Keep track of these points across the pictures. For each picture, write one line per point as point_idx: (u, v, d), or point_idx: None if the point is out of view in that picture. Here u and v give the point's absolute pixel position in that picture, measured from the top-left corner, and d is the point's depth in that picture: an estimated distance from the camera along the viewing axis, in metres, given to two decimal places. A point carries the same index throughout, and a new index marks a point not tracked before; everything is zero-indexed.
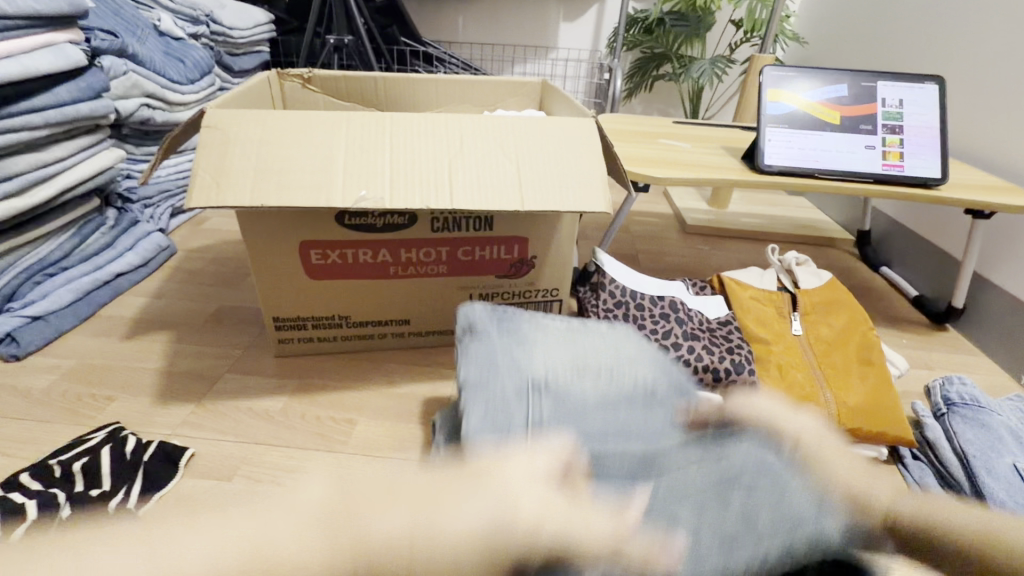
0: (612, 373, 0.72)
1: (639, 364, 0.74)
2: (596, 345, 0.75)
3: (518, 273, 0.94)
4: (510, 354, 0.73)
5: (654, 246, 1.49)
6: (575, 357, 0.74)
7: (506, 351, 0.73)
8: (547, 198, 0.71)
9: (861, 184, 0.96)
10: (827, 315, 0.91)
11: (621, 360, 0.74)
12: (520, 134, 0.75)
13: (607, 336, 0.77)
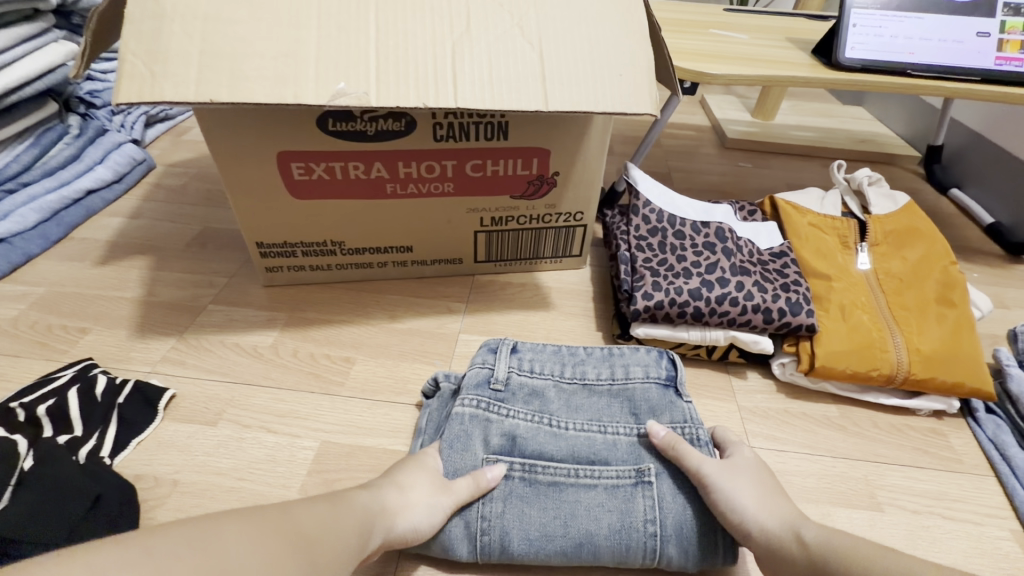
0: (614, 431, 0.60)
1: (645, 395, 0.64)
2: (610, 403, 0.63)
3: (537, 193, 0.80)
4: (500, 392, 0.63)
5: (690, 162, 1.32)
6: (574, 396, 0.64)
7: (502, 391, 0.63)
8: (578, 96, 0.55)
9: (967, 83, 0.77)
10: (901, 247, 0.77)
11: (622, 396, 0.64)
12: (546, 10, 0.58)
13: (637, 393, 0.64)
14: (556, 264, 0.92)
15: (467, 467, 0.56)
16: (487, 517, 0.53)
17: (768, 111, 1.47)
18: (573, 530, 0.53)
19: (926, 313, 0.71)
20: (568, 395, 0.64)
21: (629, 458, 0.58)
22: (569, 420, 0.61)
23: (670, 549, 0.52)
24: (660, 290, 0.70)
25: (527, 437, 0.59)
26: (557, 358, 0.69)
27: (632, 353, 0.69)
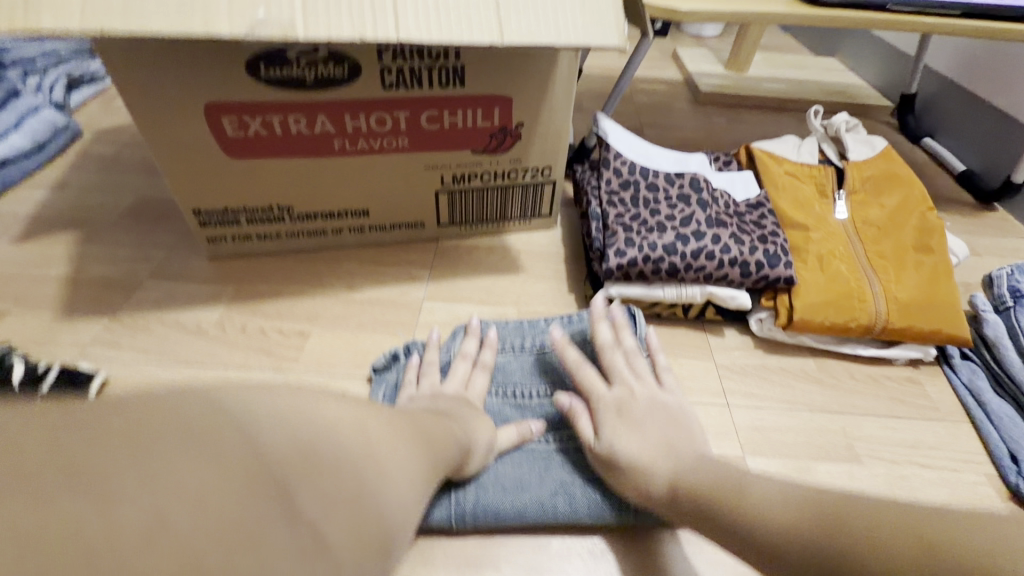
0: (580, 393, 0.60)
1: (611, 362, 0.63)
2: None
3: (501, 147, 0.74)
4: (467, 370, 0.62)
5: (664, 117, 1.27)
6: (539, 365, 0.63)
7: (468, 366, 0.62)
8: (540, 25, 0.50)
9: (947, 18, 0.74)
10: (879, 194, 0.75)
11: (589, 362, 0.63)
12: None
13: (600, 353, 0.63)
14: (524, 225, 0.87)
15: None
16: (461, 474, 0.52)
17: (741, 62, 1.42)
18: (548, 484, 0.52)
19: (904, 262, 0.69)
20: (532, 363, 0.63)
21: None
22: (533, 389, 0.61)
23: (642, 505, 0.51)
24: (633, 246, 0.66)
25: (493, 410, 0.58)
26: (520, 332, 0.66)
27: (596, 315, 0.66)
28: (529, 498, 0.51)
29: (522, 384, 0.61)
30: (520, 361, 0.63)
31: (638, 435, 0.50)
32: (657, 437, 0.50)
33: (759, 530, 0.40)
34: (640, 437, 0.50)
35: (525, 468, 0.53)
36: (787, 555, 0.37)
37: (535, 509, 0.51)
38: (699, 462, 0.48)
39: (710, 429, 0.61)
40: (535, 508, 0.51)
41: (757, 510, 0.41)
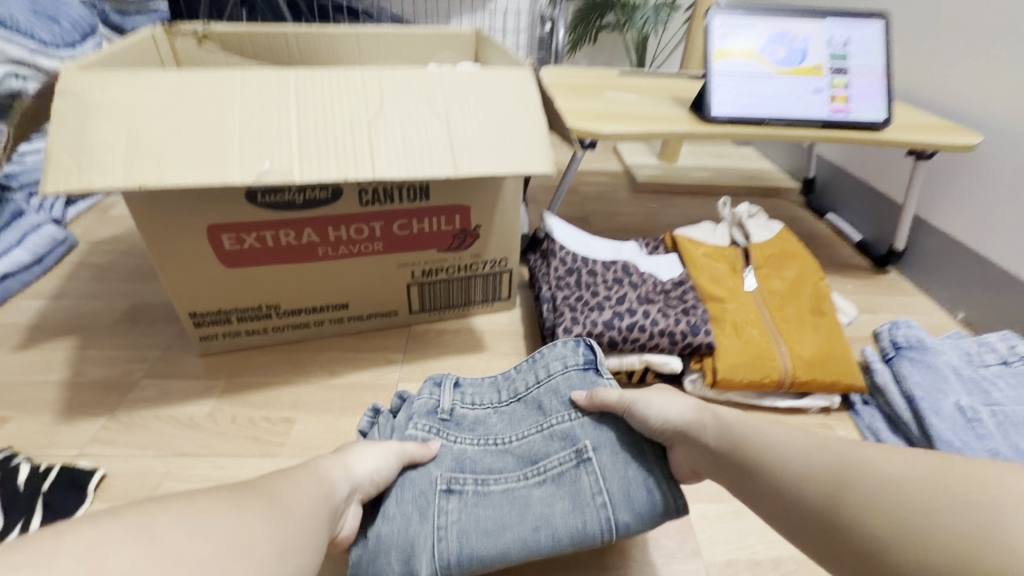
0: (548, 427, 0.64)
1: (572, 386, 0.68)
2: (542, 404, 0.67)
3: (462, 245, 0.87)
4: (444, 423, 0.67)
5: (607, 205, 1.45)
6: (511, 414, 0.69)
7: (444, 420, 0.68)
8: (484, 159, 0.64)
9: (810, 130, 0.93)
10: (780, 268, 0.90)
11: (555, 389, 0.68)
12: (445, 90, 0.66)
13: (560, 384, 0.68)
14: (487, 308, 0.98)
15: (416, 496, 0.58)
16: (444, 525, 0.55)
17: (670, 155, 1.65)
18: (528, 518, 0.55)
19: (804, 324, 0.82)
20: (507, 413, 0.70)
21: (567, 442, 0.61)
22: (508, 437, 0.66)
23: (624, 518, 0.55)
24: (578, 323, 0.77)
25: (471, 458, 0.63)
26: (493, 388, 0.74)
27: (551, 351, 0.73)
28: (512, 534, 0.54)
29: (499, 434, 0.66)
30: (497, 415, 0.69)
31: (677, 411, 0.55)
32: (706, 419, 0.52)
33: (781, 489, 0.44)
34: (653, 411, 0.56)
35: (506, 508, 0.57)
36: (806, 520, 0.41)
37: (517, 544, 0.54)
38: (737, 427, 0.50)
39: None
40: (517, 543, 0.54)
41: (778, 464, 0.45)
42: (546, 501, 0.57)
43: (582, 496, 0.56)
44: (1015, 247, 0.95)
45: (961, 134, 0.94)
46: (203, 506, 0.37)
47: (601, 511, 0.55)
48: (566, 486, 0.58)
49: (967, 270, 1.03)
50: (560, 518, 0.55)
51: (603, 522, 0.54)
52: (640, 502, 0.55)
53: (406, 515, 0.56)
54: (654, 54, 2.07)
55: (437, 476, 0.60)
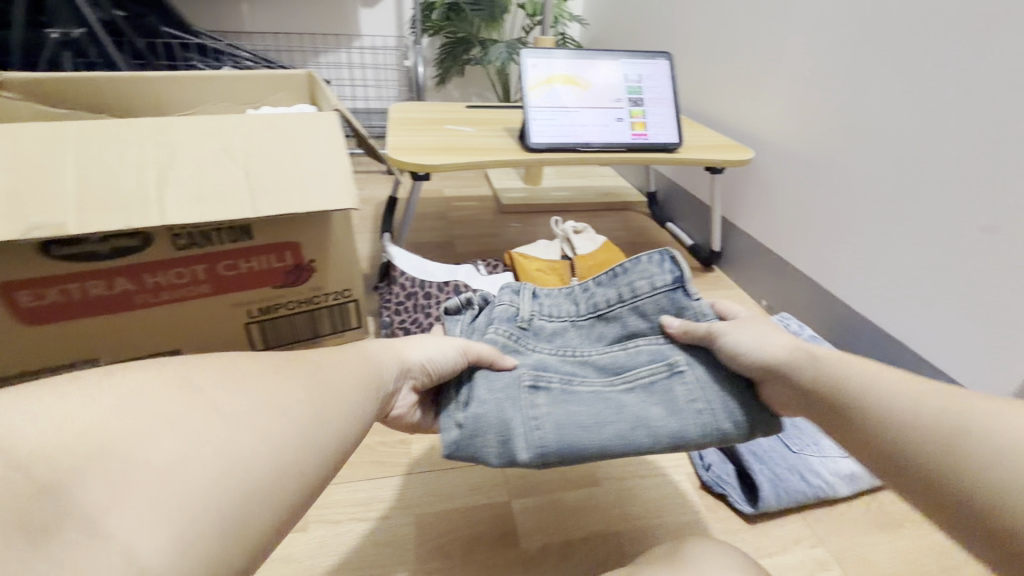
0: (634, 342, 0.63)
1: (640, 302, 0.63)
2: (622, 320, 0.64)
3: (298, 280, 0.89)
4: (523, 329, 0.64)
5: (472, 229, 1.53)
6: (578, 325, 0.65)
7: (532, 322, 0.64)
8: (286, 199, 0.67)
9: (617, 152, 1.06)
10: (601, 276, 1.01)
11: (628, 301, 0.63)
12: (243, 135, 0.68)
13: (647, 304, 0.63)
14: (338, 337, 1.00)
15: (506, 386, 0.58)
16: (537, 418, 0.55)
17: (533, 178, 1.77)
18: (625, 416, 0.56)
19: None
20: (588, 328, 0.65)
21: (656, 355, 0.60)
22: (588, 349, 0.64)
23: (688, 432, 0.56)
24: None
25: (551, 364, 0.61)
26: (571, 298, 0.67)
27: (634, 263, 0.64)
28: (624, 432, 0.55)
29: (579, 346, 0.63)
30: (577, 329, 0.65)
31: (753, 335, 0.56)
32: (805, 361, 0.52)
33: (874, 432, 0.43)
34: (746, 351, 0.55)
35: (587, 416, 0.56)
36: (910, 477, 0.40)
37: (605, 446, 0.55)
38: (810, 361, 0.52)
39: (484, 485, 0.74)
40: (615, 440, 0.55)
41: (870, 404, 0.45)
42: (644, 400, 0.58)
43: (670, 400, 0.57)
44: (788, 239, 1.13)
45: (738, 151, 1.12)
46: (258, 376, 0.37)
47: (663, 421, 0.56)
48: (659, 392, 0.58)
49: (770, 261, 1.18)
50: (658, 418, 0.56)
51: (677, 429, 0.56)
52: (659, 419, 0.56)
53: (527, 411, 0.56)
54: (518, 86, 2.22)
55: (513, 384, 0.58)
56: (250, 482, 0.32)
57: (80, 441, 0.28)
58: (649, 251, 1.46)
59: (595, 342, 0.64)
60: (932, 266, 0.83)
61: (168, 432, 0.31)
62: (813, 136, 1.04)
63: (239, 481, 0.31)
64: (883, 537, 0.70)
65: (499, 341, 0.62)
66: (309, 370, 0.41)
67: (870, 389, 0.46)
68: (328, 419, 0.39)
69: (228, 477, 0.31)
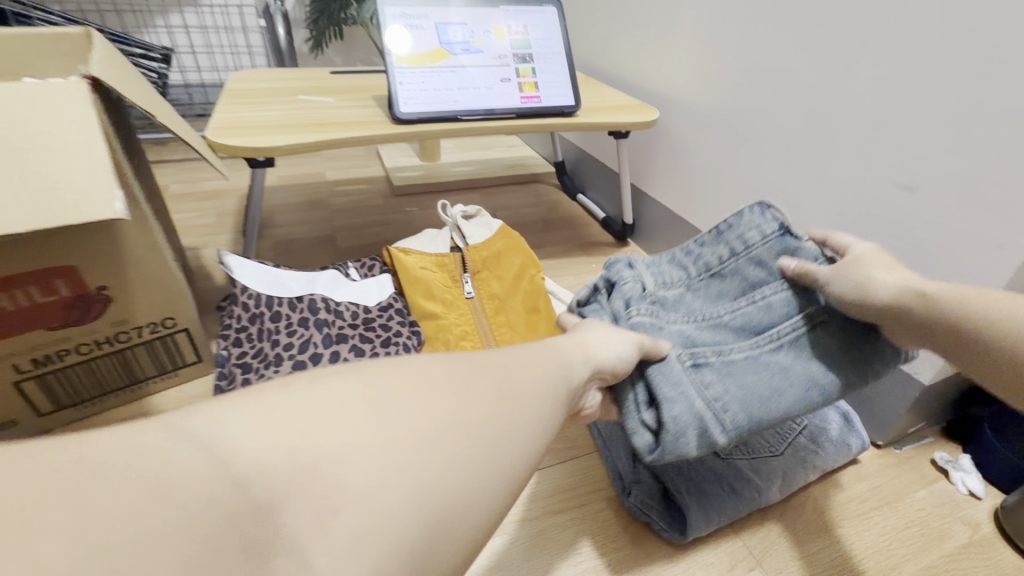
0: (760, 292, 0.53)
1: (744, 259, 0.54)
2: (728, 276, 0.55)
3: (89, 315, 0.66)
4: (648, 299, 0.55)
5: (359, 217, 1.32)
6: (699, 282, 0.56)
7: (651, 294, 0.56)
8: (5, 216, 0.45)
9: (505, 120, 0.89)
10: (499, 268, 0.85)
11: (739, 255, 0.54)
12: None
13: (760, 253, 0.54)
14: (173, 379, 0.79)
15: (671, 373, 0.50)
16: (717, 397, 0.49)
17: (430, 153, 1.57)
18: (796, 379, 0.50)
19: (520, 327, 0.79)
20: (705, 287, 0.56)
21: (789, 306, 0.52)
22: (715, 310, 0.54)
23: (836, 392, 0.50)
24: (249, 389, 0.64)
25: (692, 331, 0.53)
26: (679, 264, 0.58)
27: (738, 218, 0.55)
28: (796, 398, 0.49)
29: (704, 307, 0.54)
30: (695, 289, 0.56)
31: (875, 271, 0.48)
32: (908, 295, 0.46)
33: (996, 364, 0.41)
34: (852, 296, 0.48)
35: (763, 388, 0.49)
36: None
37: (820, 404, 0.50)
38: (937, 288, 0.45)
39: None
40: (818, 398, 0.50)
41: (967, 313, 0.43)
42: (801, 358, 0.50)
43: (824, 354, 0.51)
44: (700, 208, 1.04)
45: (641, 112, 0.99)
46: (436, 379, 0.32)
47: (818, 383, 0.50)
48: (811, 346, 0.51)
49: (682, 233, 1.10)
50: (822, 377, 0.50)
51: (822, 393, 0.50)
52: (823, 378, 0.50)
53: (682, 407, 0.48)
54: None
55: (678, 360, 0.50)
56: (407, 536, 0.26)
57: (131, 519, 0.21)
58: (560, 228, 1.33)
59: (716, 300, 0.55)
60: (848, 232, 0.76)
61: (331, 476, 0.26)
62: (720, 92, 0.93)
63: (410, 518, 0.26)
64: (817, 542, 0.63)
65: (638, 320, 0.53)
66: (499, 369, 0.36)
67: (988, 315, 0.42)
68: (508, 439, 0.33)
69: (303, 508, 0.25)
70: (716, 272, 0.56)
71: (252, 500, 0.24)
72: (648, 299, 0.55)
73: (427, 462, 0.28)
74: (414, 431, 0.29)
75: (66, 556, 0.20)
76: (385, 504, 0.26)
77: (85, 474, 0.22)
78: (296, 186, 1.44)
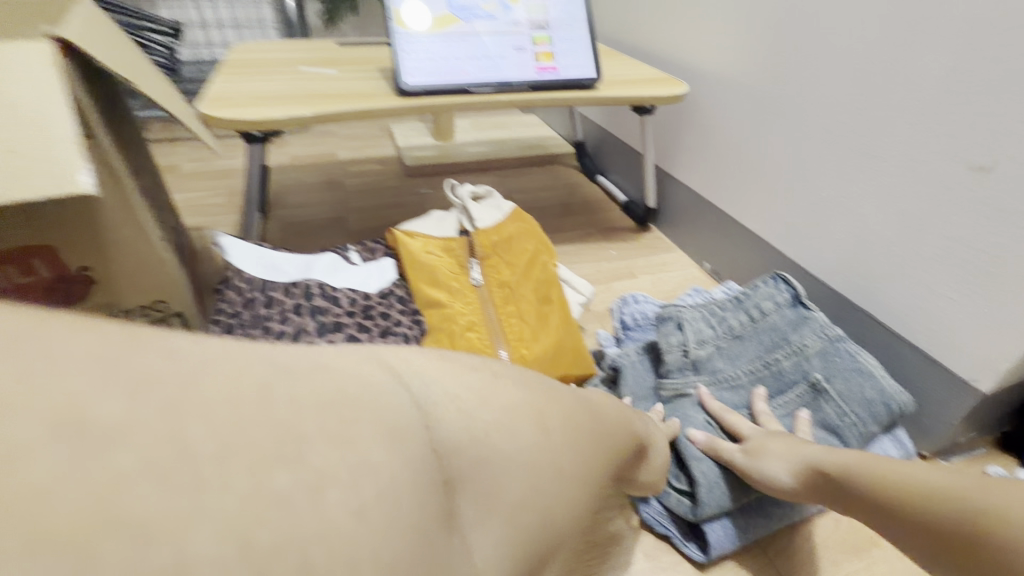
0: (802, 354, 0.67)
1: (770, 341, 0.69)
2: (764, 344, 0.69)
3: (70, 297, 0.62)
4: (693, 380, 0.68)
5: (368, 198, 1.27)
6: (726, 351, 0.70)
7: (692, 370, 0.68)
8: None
9: (519, 92, 0.82)
10: (509, 253, 0.79)
11: (766, 348, 0.69)
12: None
13: (776, 321, 0.70)
14: None
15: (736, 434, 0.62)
16: None
17: (443, 132, 1.51)
18: (853, 409, 0.62)
19: (531, 318, 0.73)
20: (728, 352, 0.70)
21: (825, 356, 0.66)
22: (735, 371, 0.69)
23: (889, 410, 0.62)
24: None
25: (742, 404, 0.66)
26: (704, 316, 0.72)
27: (753, 290, 0.72)
28: (841, 423, 0.62)
29: (731, 372, 0.68)
30: (718, 350, 0.70)
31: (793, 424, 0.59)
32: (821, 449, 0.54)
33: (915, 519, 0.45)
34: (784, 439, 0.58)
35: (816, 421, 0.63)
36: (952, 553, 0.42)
37: (870, 425, 0.62)
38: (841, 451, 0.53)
39: None
40: (869, 421, 0.62)
41: (903, 483, 0.47)
42: (852, 384, 0.63)
43: (863, 382, 0.63)
44: (730, 191, 0.95)
45: (669, 85, 0.90)
46: (510, 374, 0.32)
47: (870, 403, 0.62)
48: (852, 374, 0.64)
49: (709, 218, 1.02)
50: (868, 400, 0.62)
51: (884, 409, 0.62)
52: (873, 398, 0.62)
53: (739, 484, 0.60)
54: None
55: None
56: (519, 528, 0.27)
57: (134, 422, 0.17)
58: (578, 211, 1.26)
59: (742, 365, 0.69)
60: (902, 219, 0.68)
61: (462, 446, 0.25)
62: (758, 62, 0.84)
63: (518, 495, 0.27)
64: (856, 564, 0.56)
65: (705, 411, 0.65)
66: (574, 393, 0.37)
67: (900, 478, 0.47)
68: (592, 449, 0.33)
69: (450, 482, 0.24)
70: (748, 360, 0.69)
71: (355, 405, 0.22)
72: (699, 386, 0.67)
73: (525, 457, 0.28)
74: (515, 427, 0.28)
75: (99, 410, 0.17)
76: (509, 479, 0.27)
77: (113, 352, 0.19)
78: (305, 165, 1.39)
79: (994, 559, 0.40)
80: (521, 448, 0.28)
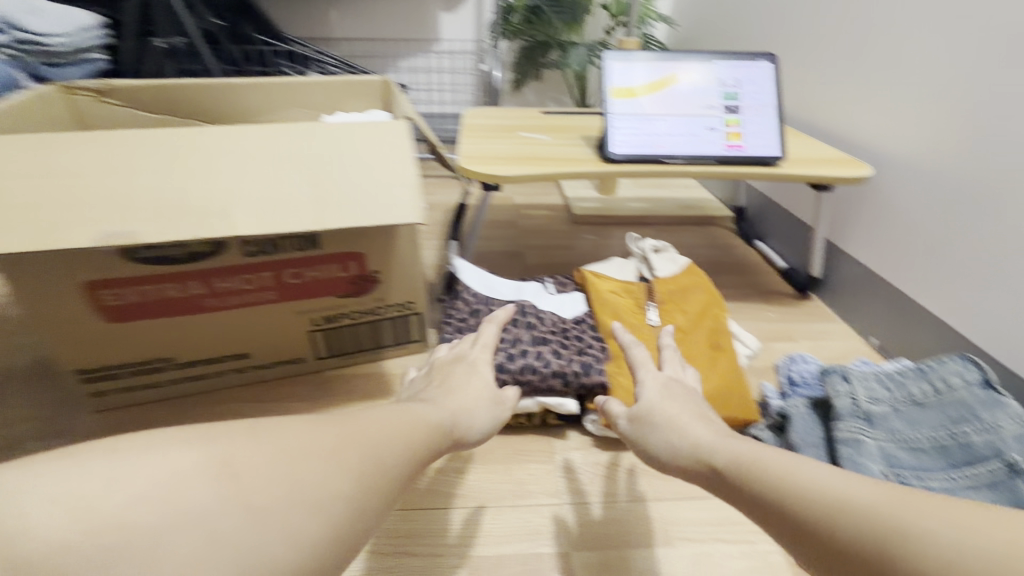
0: (993, 431, 0.67)
1: (958, 414, 0.71)
2: (950, 416, 0.71)
3: (361, 291, 0.87)
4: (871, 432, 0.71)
5: (540, 239, 1.47)
6: (908, 418, 0.73)
7: (871, 423, 0.71)
8: (357, 187, 0.66)
9: (707, 165, 0.95)
10: (683, 302, 0.91)
11: (952, 418, 0.71)
12: (296, 138, 0.68)
13: (965, 398, 0.72)
14: (399, 350, 0.97)
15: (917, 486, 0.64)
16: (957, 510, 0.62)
17: (608, 188, 1.68)
18: None
19: (702, 360, 0.83)
20: (909, 418, 0.72)
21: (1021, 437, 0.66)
22: (916, 435, 0.71)
23: None
24: None
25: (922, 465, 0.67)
26: (883, 383, 0.76)
27: (941, 365, 0.76)
28: None
29: (912, 434, 0.71)
30: (898, 415, 0.73)
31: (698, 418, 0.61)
32: (720, 442, 0.56)
33: (806, 524, 0.44)
34: (666, 437, 0.60)
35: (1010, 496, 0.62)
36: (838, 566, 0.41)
37: None
38: (723, 453, 0.54)
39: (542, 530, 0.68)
40: None
41: (797, 489, 0.46)
42: None
43: None
44: (910, 270, 0.96)
45: (851, 167, 0.97)
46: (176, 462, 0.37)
47: None
48: None
49: (882, 295, 1.03)
50: None
51: None
52: None
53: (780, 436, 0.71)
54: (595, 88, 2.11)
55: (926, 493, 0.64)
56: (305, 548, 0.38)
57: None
58: (735, 272, 1.32)
59: (924, 432, 0.71)
60: None
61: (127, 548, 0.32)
62: (953, 153, 0.87)
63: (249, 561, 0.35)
64: None
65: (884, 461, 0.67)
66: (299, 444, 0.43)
67: (820, 486, 0.45)
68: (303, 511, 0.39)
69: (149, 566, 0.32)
70: (931, 428, 0.71)
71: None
72: (876, 437, 0.70)
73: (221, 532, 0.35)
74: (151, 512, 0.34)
75: None
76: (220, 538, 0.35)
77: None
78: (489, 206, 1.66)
79: (859, 564, 0.40)
80: (207, 490, 0.36)
